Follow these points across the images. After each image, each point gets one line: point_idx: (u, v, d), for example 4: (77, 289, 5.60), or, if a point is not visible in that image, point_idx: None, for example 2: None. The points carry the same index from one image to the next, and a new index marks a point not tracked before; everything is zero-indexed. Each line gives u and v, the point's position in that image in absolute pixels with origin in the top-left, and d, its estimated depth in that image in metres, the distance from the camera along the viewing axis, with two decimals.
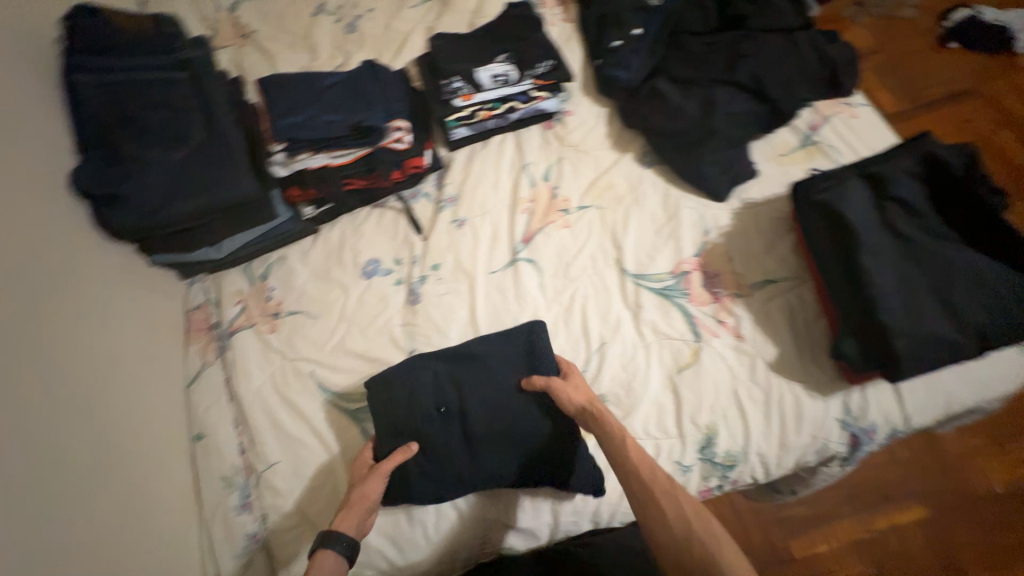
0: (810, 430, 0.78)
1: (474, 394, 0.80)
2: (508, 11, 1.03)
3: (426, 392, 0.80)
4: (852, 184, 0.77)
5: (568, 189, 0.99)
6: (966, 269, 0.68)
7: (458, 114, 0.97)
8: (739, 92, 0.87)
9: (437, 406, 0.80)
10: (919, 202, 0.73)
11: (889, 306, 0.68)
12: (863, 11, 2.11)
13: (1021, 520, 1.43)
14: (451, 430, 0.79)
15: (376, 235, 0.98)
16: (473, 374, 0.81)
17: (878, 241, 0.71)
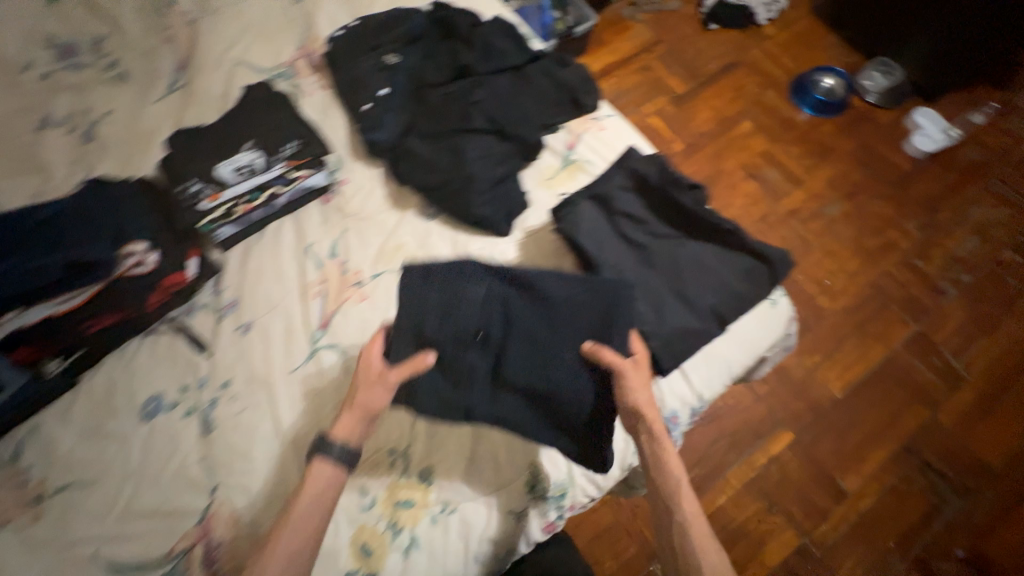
0: (621, 435, 0.83)
1: (520, 332, 0.78)
2: (250, 97, 1.00)
3: (471, 315, 0.79)
4: (585, 209, 0.90)
5: (358, 259, 0.95)
6: (684, 263, 0.84)
7: (212, 215, 0.90)
8: (483, 138, 0.93)
9: (477, 330, 0.79)
10: (638, 211, 0.89)
11: (640, 313, 0.81)
12: (638, 9, 2.35)
13: (859, 413, 1.68)
14: (484, 357, 0.79)
15: (152, 367, 0.86)
16: (539, 307, 0.79)
17: (617, 258, 0.86)
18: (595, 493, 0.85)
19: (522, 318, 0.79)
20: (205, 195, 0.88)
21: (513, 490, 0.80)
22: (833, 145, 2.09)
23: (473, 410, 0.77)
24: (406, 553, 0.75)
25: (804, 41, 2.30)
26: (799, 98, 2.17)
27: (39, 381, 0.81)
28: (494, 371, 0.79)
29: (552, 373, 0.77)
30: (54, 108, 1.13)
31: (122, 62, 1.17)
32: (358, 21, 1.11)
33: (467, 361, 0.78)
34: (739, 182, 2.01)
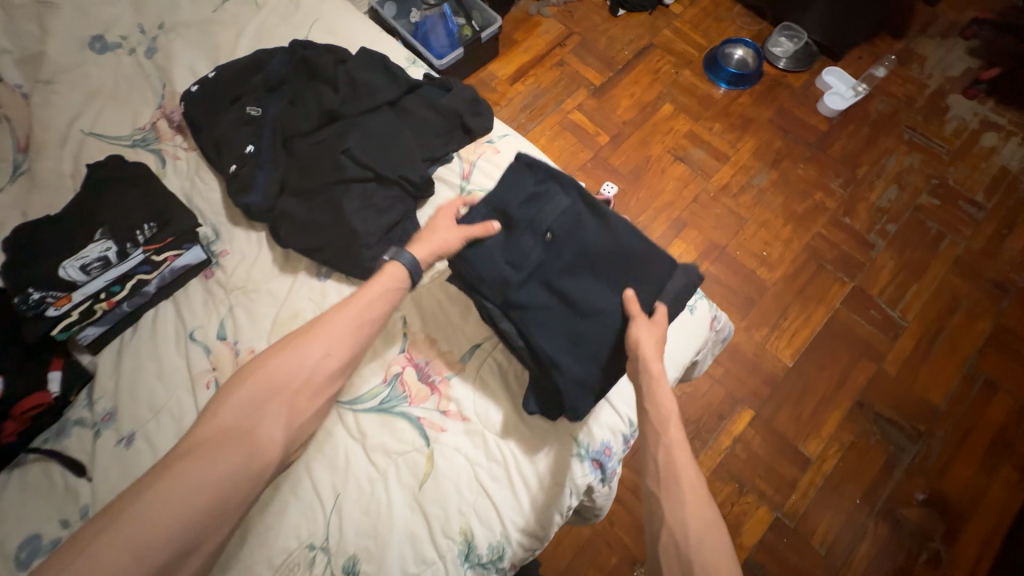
0: (552, 479, 0.80)
1: (567, 250, 0.73)
2: (97, 174, 0.88)
3: (492, 244, 0.73)
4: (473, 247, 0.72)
5: (251, 337, 0.86)
6: (587, 304, 0.71)
7: (66, 321, 0.79)
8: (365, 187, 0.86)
9: (509, 261, 0.72)
10: (538, 241, 0.72)
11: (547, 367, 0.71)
12: (545, 3, 2.29)
13: (810, 378, 1.71)
14: (522, 281, 0.73)
15: (21, 505, 0.75)
16: (582, 234, 0.73)
17: (516, 299, 0.72)
18: (538, 542, 0.81)
19: (533, 273, 0.72)
20: (52, 301, 0.77)
21: (445, 563, 0.75)
22: (753, 115, 2.10)
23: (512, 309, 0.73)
24: None
25: (711, 15, 2.30)
26: (713, 73, 2.17)
27: None
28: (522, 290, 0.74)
29: (572, 314, 0.72)
30: None
31: None
32: (214, 71, 1.00)
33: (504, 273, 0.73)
34: (668, 167, 2.00)
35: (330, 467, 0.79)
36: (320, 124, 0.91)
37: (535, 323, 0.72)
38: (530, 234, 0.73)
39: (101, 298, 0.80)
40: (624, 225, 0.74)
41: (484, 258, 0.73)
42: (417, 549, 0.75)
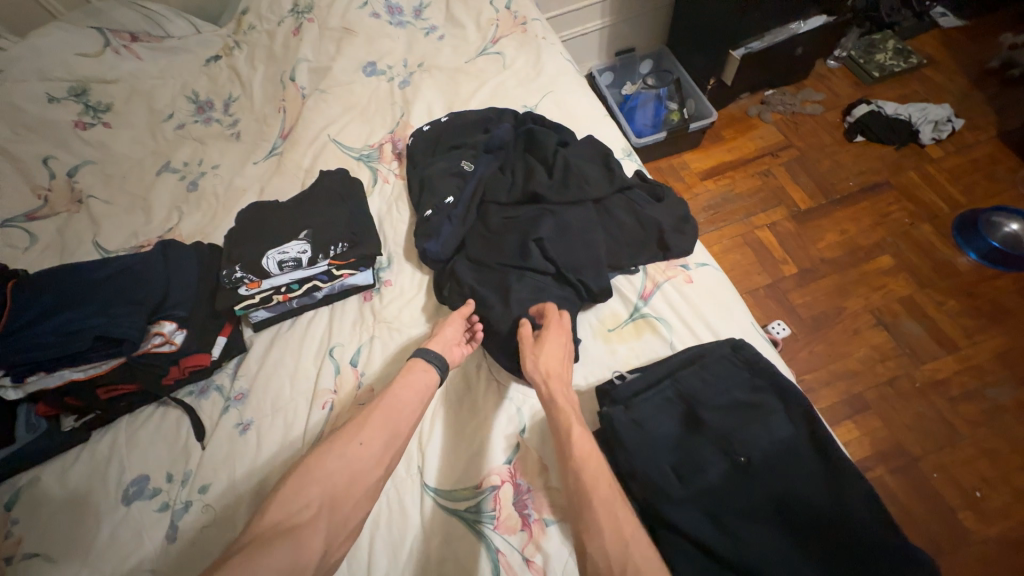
0: None
1: (758, 502, 0.52)
2: (323, 180, 0.98)
3: (652, 442, 0.55)
4: (651, 405, 0.57)
5: (376, 375, 0.86)
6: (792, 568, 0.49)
7: (247, 301, 0.86)
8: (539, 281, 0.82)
9: (674, 467, 0.54)
10: (739, 448, 0.53)
11: None
12: (769, 108, 2.11)
13: None
14: (686, 508, 0.52)
15: (152, 443, 0.84)
16: (789, 474, 0.52)
17: (685, 502, 0.53)
18: None
19: (712, 486, 0.53)
20: (246, 282, 0.85)
21: None
22: (1011, 306, 1.61)
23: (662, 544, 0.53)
24: None
25: (980, 172, 1.88)
26: (964, 239, 1.73)
27: (53, 434, 0.83)
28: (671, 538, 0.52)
29: None
30: (176, 155, 1.24)
31: (240, 121, 1.26)
32: (446, 117, 1.07)
33: (653, 482, 0.54)
34: (865, 329, 1.62)
35: (392, 554, 0.72)
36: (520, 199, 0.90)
37: (684, 562, 0.51)
38: (717, 448, 0.53)
39: (280, 291, 0.87)
40: (859, 490, 0.51)
41: (650, 443, 0.55)
42: None
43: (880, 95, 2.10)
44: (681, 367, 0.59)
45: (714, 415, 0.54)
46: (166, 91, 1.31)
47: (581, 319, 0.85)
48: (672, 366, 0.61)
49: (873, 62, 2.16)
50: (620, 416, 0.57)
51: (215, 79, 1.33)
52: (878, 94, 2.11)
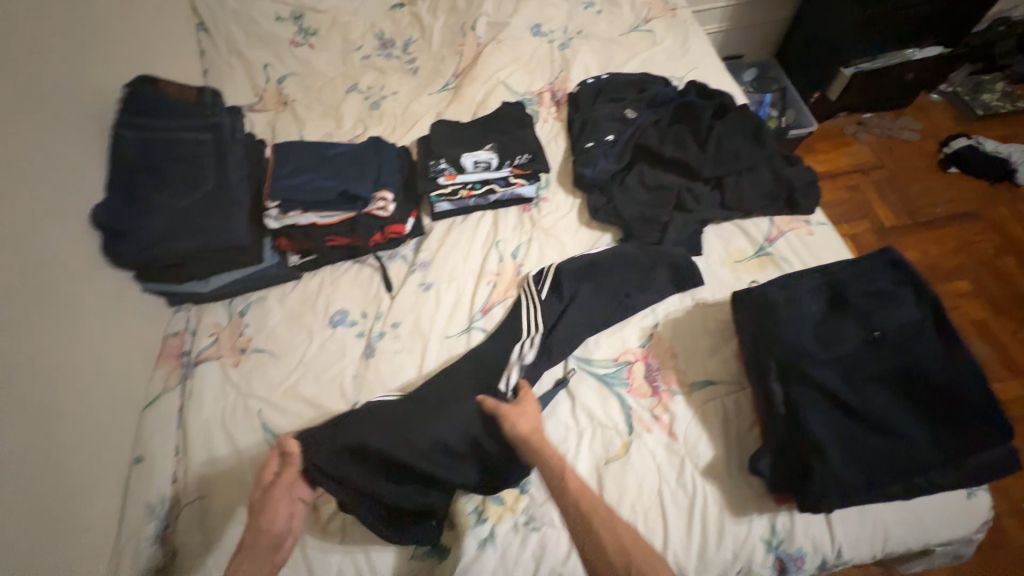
0: (731, 547, 0.74)
1: (880, 366, 0.68)
2: (503, 108, 1.17)
3: (795, 319, 0.73)
4: (802, 295, 0.75)
5: (533, 267, 1.04)
6: (902, 413, 0.65)
7: (442, 190, 1.07)
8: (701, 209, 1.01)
9: (814, 336, 0.72)
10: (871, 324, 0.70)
11: (822, 440, 0.66)
12: (864, 129, 2.20)
13: None
14: (819, 362, 0.70)
15: (351, 289, 1.06)
16: (914, 353, 0.67)
17: (819, 360, 0.70)
18: None
19: (842, 350, 0.70)
20: (445, 173, 1.06)
21: None
22: None
23: (796, 392, 0.70)
24: (483, 543, 0.77)
25: None
26: None
27: (281, 266, 1.05)
28: (803, 383, 0.70)
29: (855, 424, 0.67)
30: (361, 79, 1.47)
31: (418, 60, 1.49)
32: (604, 75, 1.26)
33: (793, 341, 0.71)
34: None
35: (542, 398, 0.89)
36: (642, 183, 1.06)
37: (813, 400, 0.69)
38: (856, 324, 0.71)
39: (467, 188, 1.07)
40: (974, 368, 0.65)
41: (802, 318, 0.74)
42: None
43: (981, 133, 2.15)
44: (829, 268, 0.76)
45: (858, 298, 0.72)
46: (358, 26, 1.54)
47: (711, 250, 1.01)
48: (815, 270, 0.78)
49: (978, 100, 2.20)
50: (768, 297, 0.76)
51: (398, 23, 1.56)
52: (979, 131, 2.16)
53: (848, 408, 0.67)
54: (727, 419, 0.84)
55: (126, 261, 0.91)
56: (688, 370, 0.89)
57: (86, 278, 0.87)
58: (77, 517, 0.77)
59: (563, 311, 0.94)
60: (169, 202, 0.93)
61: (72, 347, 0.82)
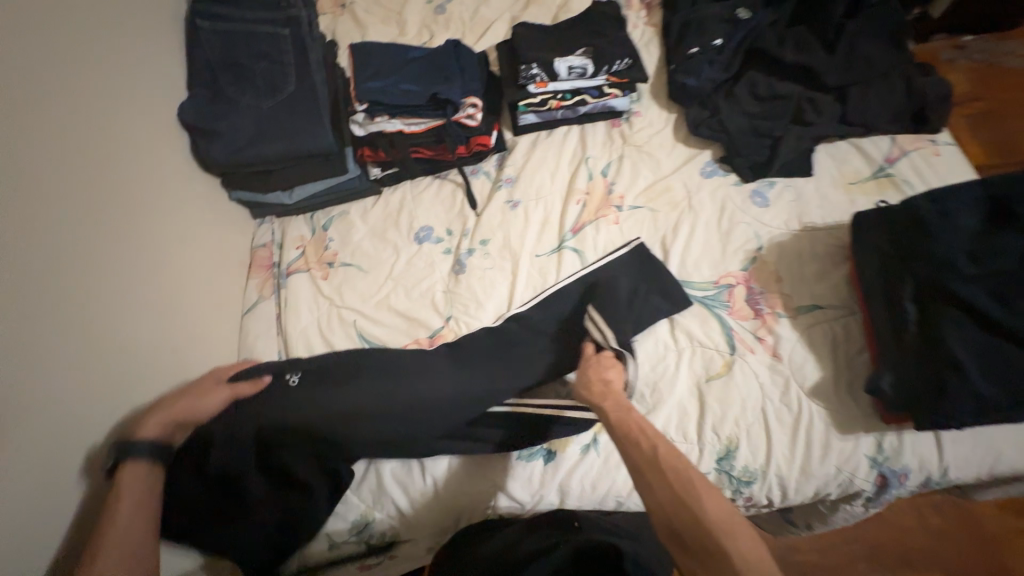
0: (835, 461, 0.75)
1: None
2: (594, 9, 1.06)
3: (943, 238, 0.72)
4: (953, 216, 0.74)
5: (625, 186, 0.99)
6: None
7: (531, 99, 1.00)
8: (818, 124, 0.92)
9: (964, 256, 0.71)
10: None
11: (956, 354, 0.66)
12: (963, 56, 1.96)
13: None
14: (967, 281, 0.69)
15: (433, 204, 1.02)
16: None
17: (965, 278, 0.69)
18: (774, 501, 0.79)
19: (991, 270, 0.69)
20: (537, 80, 0.97)
21: (700, 451, 0.78)
22: None
23: (932, 309, 0.70)
24: (586, 449, 0.80)
25: None
26: None
27: (363, 179, 1.02)
28: (942, 299, 0.69)
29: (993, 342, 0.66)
30: None
31: None
32: None
33: (938, 258, 0.71)
34: None
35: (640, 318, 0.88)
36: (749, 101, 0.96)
37: (949, 315, 0.68)
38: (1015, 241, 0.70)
39: (557, 97, 0.99)
40: None
41: (951, 234, 0.72)
42: (682, 423, 0.80)
43: None
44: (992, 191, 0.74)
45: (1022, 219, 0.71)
46: None
47: (822, 171, 0.94)
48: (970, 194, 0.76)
49: None
50: (915, 215, 0.75)
51: None
52: None
53: (989, 325, 0.67)
54: (836, 342, 0.82)
55: (214, 163, 0.90)
56: (794, 294, 0.86)
57: (175, 184, 0.87)
58: None
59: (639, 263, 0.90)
60: (253, 103, 0.90)
61: (174, 250, 0.84)
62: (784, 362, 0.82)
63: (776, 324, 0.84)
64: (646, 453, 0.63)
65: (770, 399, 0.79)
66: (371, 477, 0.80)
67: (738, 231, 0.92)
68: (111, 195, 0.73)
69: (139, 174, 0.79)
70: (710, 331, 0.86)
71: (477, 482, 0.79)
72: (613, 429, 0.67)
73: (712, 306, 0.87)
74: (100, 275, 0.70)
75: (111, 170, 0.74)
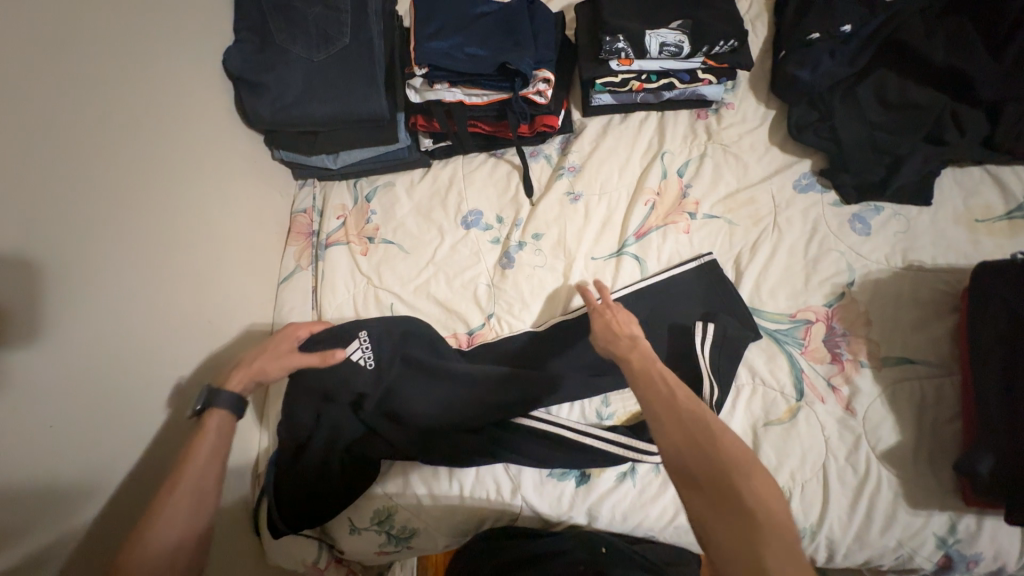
0: (897, 535, 0.68)
1: None
2: None
3: None
4: None
5: (702, 190, 0.87)
6: None
7: (610, 78, 0.87)
8: (955, 145, 0.77)
9: None
10: None
11: None
12: None
13: None
14: None
15: (485, 186, 0.93)
16: None
17: None
18: (816, 561, 0.73)
19: None
20: (621, 56, 0.84)
21: None
22: None
23: None
24: (622, 476, 0.75)
25: None
26: None
27: (413, 149, 0.93)
28: None
29: None
30: None
31: None
32: None
33: None
34: None
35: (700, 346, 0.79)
36: (869, 108, 0.82)
37: None
38: None
39: (641, 78, 0.86)
40: None
41: None
42: None
43: None
44: None
45: None
46: None
47: (942, 200, 0.80)
48: None
49: None
50: None
51: None
52: None
53: None
54: (923, 407, 0.72)
55: (258, 120, 0.83)
56: (882, 343, 0.76)
57: (218, 139, 0.81)
58: None
59: (703, 282, 0.82)
60: (304, 55, 0.82)
61: (218, 212, 0.80)
62: (856, 418, 0.73)
63: (856, 374, 0.75)
64: (664, 396, 0.53)
65: (834, 457, 0.72)
66: (397, 473, 0.78)
67: (827, 260, 0.81)
68: (157, 153, 0.69)
69: (183, 130, 0.74)
70: (777, 372, 0.77)
71: (504, 494, 0.76)
72: (632, 377, 0.58)
73: (784, 343, 0.78)
74: (148, 242, 0.67)
75: (155, 126, 0.69)
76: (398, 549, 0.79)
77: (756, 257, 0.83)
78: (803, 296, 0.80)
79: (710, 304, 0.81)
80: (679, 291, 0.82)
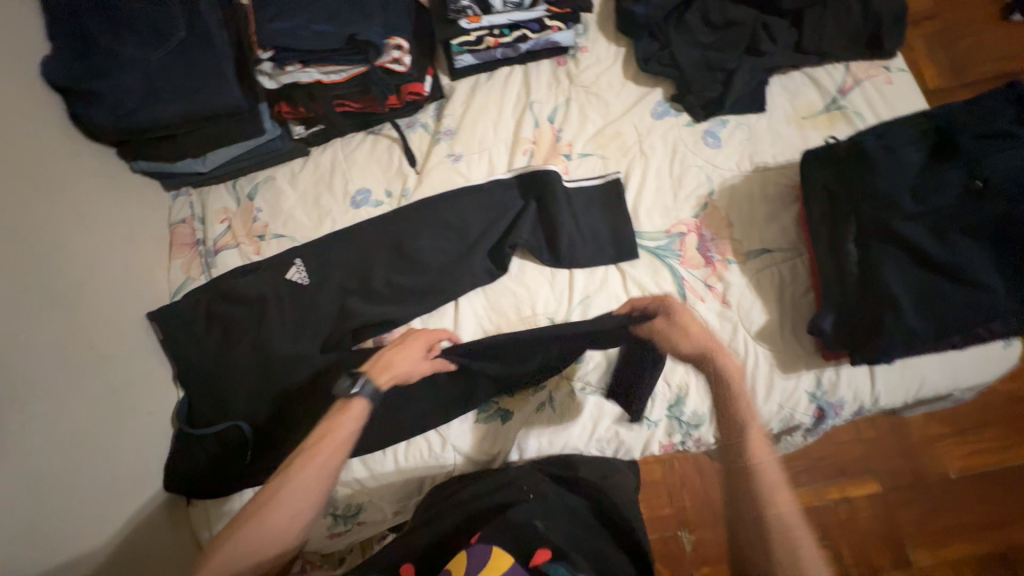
0: (778, 399, 0.78)
1: (972, 222, 0.68)
2: None
3: (888, 180, 0.71)
4: (903, 150, 0.72)
5: (573, 132, 0.92)
6: (970, 274, 0.67)
7: (465, 37, 0.91)
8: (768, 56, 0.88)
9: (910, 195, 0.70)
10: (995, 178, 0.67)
11: (891, 294, 0.69)
12: None
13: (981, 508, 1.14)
14: (916, 225, 0.69)
15: (367, 164, 0.94)
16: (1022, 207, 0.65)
17: (909, 221, 0.70)
18: None
19: (937, 206, 0.69)
20: (469, 14, 0.89)
21: (652, 400, 0.79)
22: None
23: (873, 252, 0.71)
24: (541, 407, 0.80)
25: None
26: None
27: (285, 138, 0.93)
28: (886, 238, 0.71)
29: (924, 280, 0.69)
30: None
31: None
32: None
33: (887, 195, 0.71)
34: None
35: (589, 272, 0.86)
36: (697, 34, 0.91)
37: (890, 258, 0.70)
38: (962, 172, 0.69)
39: (495, 33, 0.91)
40: None
41: (898, 171, 0.71)
42: None
43: None
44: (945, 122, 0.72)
45: (971, 142, 0.70)
46: None
47: (774, 106, 0.90)
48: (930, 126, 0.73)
49: None
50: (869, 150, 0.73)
51: None
52: None
53: (929, 262, 0.69)
54: (783, 287, 0.82)
55: (101, 130, 0.80)
56: (745, 240, 0.85)
57: (54, 153, 0.76)
58: (132, 400, 0.76)
59: (584, 215, 0.88)
60: (139, 54, 0.79)
61: (75, 233, 0.76)
62: (733, 308, 0.82)
63: (727, 271, 0.84)
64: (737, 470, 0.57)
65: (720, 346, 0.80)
66: None
67: (689, 176, 0.88)
68: None
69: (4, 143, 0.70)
70: (661, 283, 0.84)
71: (435, 451, 0.80)
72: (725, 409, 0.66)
73: (663, 256, 0.85)
74: None
75: None
76: (347, 528, 0.81)
77: (630, 187, 0.89)
78: (672, 211, 0.88)
79: (595, 235, 0.87)
80: (567, 226, 0.86)
